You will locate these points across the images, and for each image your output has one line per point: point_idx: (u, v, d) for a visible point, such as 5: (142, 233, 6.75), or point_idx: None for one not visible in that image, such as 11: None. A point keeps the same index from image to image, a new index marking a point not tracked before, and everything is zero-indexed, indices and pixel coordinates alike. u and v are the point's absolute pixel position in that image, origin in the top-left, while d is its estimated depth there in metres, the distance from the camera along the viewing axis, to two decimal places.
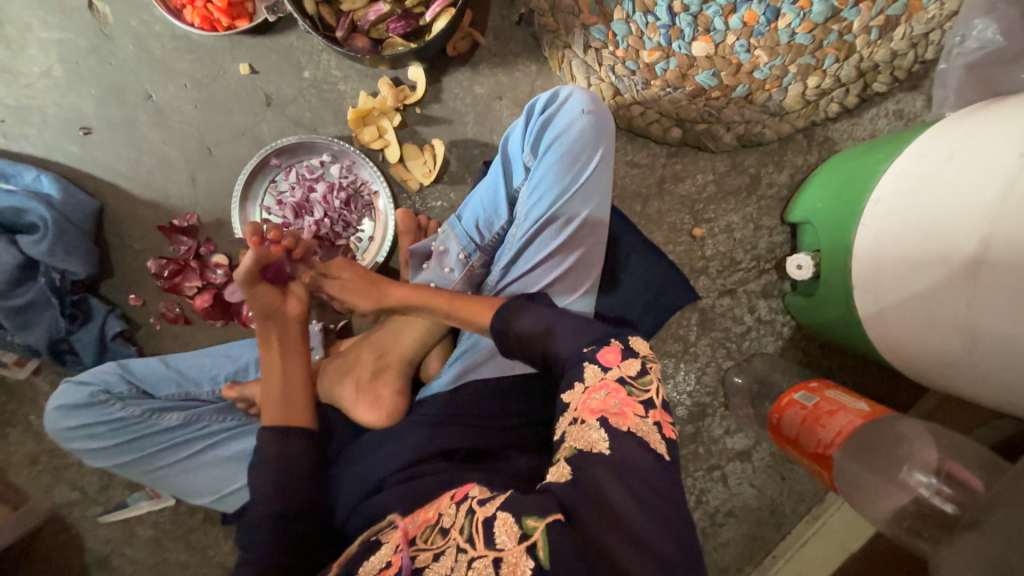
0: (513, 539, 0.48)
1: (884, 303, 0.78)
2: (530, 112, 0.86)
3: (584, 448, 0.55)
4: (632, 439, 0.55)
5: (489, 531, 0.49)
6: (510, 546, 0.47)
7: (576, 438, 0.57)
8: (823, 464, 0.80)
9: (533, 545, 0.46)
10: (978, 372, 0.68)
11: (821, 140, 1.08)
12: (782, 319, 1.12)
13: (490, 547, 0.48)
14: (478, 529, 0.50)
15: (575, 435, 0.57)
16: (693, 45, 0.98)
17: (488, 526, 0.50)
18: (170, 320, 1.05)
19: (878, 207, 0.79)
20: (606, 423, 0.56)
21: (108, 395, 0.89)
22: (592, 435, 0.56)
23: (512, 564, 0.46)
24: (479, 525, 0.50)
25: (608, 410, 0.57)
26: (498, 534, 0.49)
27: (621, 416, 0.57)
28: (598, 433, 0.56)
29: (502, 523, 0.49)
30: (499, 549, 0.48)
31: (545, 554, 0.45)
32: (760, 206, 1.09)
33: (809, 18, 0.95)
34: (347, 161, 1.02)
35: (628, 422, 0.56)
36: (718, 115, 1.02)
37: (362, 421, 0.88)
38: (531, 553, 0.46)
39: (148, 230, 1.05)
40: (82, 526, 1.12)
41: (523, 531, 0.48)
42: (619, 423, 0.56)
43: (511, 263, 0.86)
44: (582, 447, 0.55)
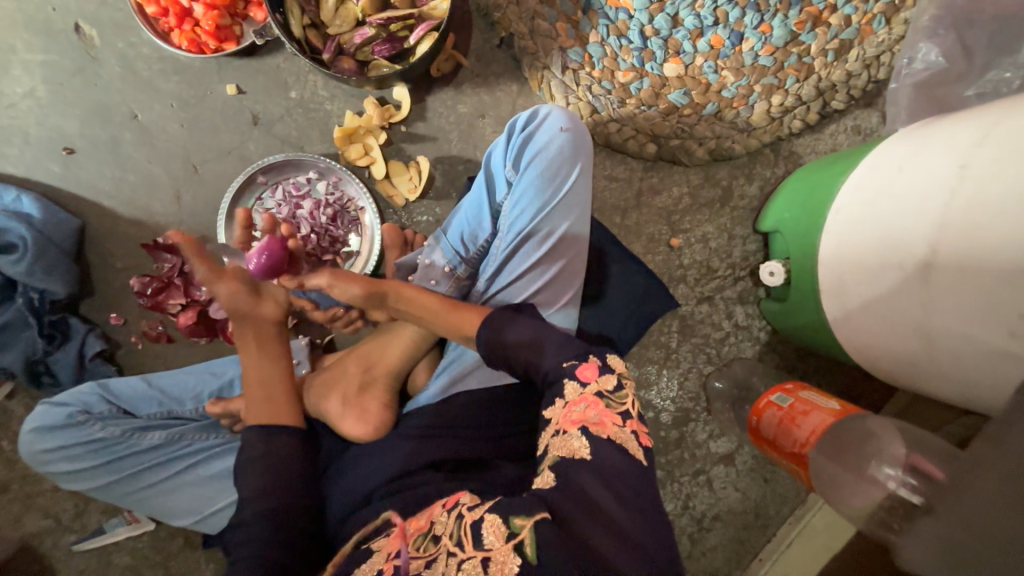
0: (500, 540, 0.49)
1: (848, 306, 0.82)
2: (511, 130, 0.89)
3: (568, 456, 0.57)
4: (612, 446, 0.57)
5: (477, 533, 0.51)
6: (498, 545, 0.48)
7: (559, 448, 0.58)
8: (800, 463, 0.83)
9: (521, 543, 0.47)
10: (938, 370, 0.72)
11: (787, 154, 1.14)
12: (758, 324, 1.17)
13: (479, 548, 0.49)
14: (467, 533, 0.52)
15: (558, 445, 0.59)
16: (665, 66, 1.04)
17: (477, 527, 0.51)
18: (152, 339, 1.04)
19: (840, 216, 0.83)
20: (586, 431, 0.58)
21: (87, 415, 0.87)
22: (574, 443, 0.58)
23: (500, 563, 0.47)
24: (468, 529, 0.52)
25: (588, 420, 0.59)
26: (486, 535, 0.50)
27: (600, 426, 0.59)
28: (580, 441, 0.57)
29: (491, 525, 0.50)
30: (487, 549, 0.49)
31: (532, 550, 0.47)
32: (733, 216, 1.15)
33: (770, 42, 1.03)
34: (333, 178, 1.04)
35: (607, 430, 0.58)
36: (690, 132, 1.08)
37: (349, 436, 0.88)
38: (518, 551, 0.47)
39: (131, 248, 1.05)
40: (55, 555, 1.08)
41: (510, 530, 0.49)
42: (599, 432, 0.58)
43: (495, 274, 0.89)
44: (566, 455, 0.57)
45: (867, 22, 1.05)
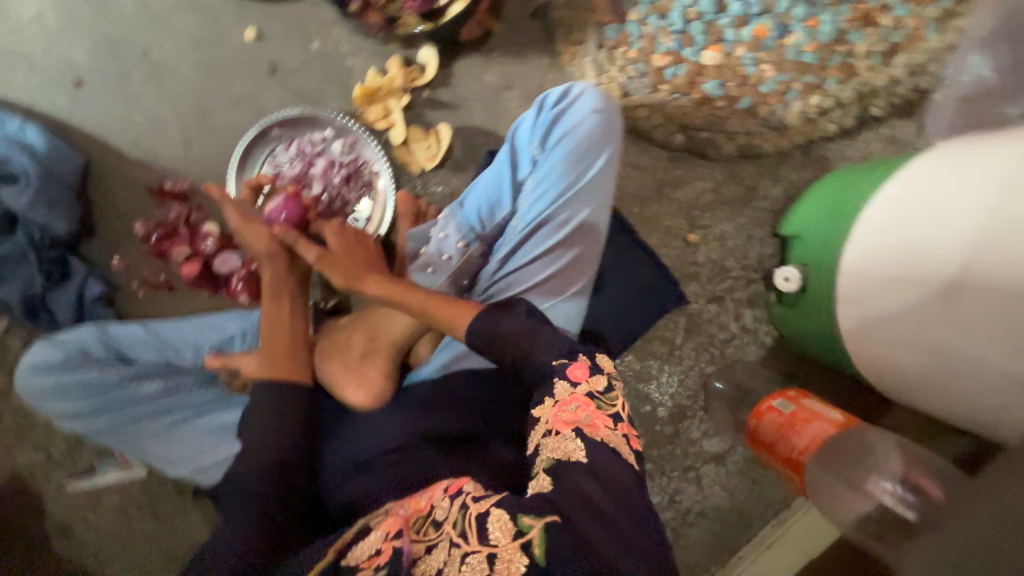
0: (507, 537, 0.50)
1: (864, 318, 0.81)
2: (541, 105, 0.86)
3: (563, 458, 0.57)
4: (606, 449, 0.58)
5: (483, 527, 0.52)
6: (504, 542, 0.50)
7: (554, 450, 0.59)
8: (794, 468, 0.83)
9: (528, 543, 0.49)
10: (935, 385, 0.75)
11: (817, 158, 1.10)
12: (765, 329, 1.16)
13: (484, 543, 0.51)
14: (471, 525, 0.53)
15: (552, 447, 0.59)
16: (704, 54, 1.00)
17: (483, 522, 0.52)
18: (153, 288, 1.02)
19: (869, 225, 0.81)
20: (581, 433, 0.59)
21: (86, 357, 0.86)
22: (569, 445, 0.59)
23: (506, 561, 0.49)
24: (473, 521, 0.53)
25: (581, 421, 0.61)
26: (492, 531, 0.51)
27: (593, 428, 0.60)
28: (576, 443, 0.58)
29: (497, 521, 0.52)
30: (493, 545, 0.50)
31: (540, 552, 0.48)
32: (754, 217, 1.12)
33: (816, 38, 0.99)
34: (350, 138, 1.00)
35: (600, 433, 0.60)
36: (722, 125, 1.04)
37: (348, 402, 0.88)
38: (526, 551, 0.49)
39: (136, 191, 1.02)
40: (44, 491, 1.08)
41: (519, 528, 0.50)
42: (592, 434, 0.60)
43: (509, 254, 0.87)
44: (561, 458, 0.57)
45: (919, 27, 1.00)
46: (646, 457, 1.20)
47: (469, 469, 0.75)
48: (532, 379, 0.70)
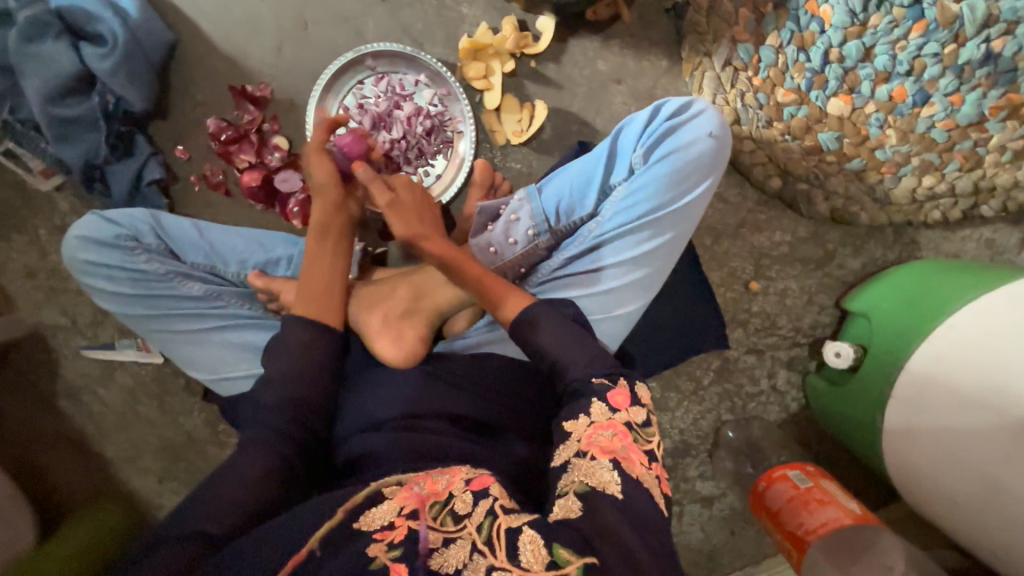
0: (540, 564, 0.46)
1: (915, 423, 0.79)
2: (654, 113, 0.81)
3: (596, 487, 0.55)
4: (639, 487, 0.56)
5: (513, 545, 0.48)
6: (536, 568, 0.46)
7: (586, 475, 0.56)
8: (797, 546, 0.81)
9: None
10: (976, 515, 0.74)
11: (906, 241, 1.05)
12: (794, 394, 1.13)
13: (514, 563, 0.47)
14: (499, 537, 0.49)
15: (584, 471, 0.57)
16: (830, 101, 0.92)
17: (514, 541, 0.49)
18: (211, 186, 1.00)
19: (952, 333, 0.79)
20: (617, 465, 0.57)
21: (136, 243, 0.85)
22: (603, 475, 0.56)
23: None
24: (502, 534, 0.49)
25: (617, 452, 0.58)
26: (524, 552, 0.47)
27: (629, 462, 0.58)
28: (611, 474, 0.56)
29: (531, 543, 0.48)
30: (524, 568, 0.46)
31: None
32: (822, 282, 1.08)
33: (954, 117, 0.91)
34: (443, 90, 0.95)
35: (635, 469, 0.57)
36: (823, 181, 0.99)
37: (379, 355, 0.87)
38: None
39: (217, 85, 0.99)
40: (62, 352, 1.10)
41: (554, 559, 0.47)
42: (628, 468, 0.57)
43: (578, 257, 0.85)
44: (594, 486, 0.55)
45: None
46: None
47: (482, 459, 0.74)
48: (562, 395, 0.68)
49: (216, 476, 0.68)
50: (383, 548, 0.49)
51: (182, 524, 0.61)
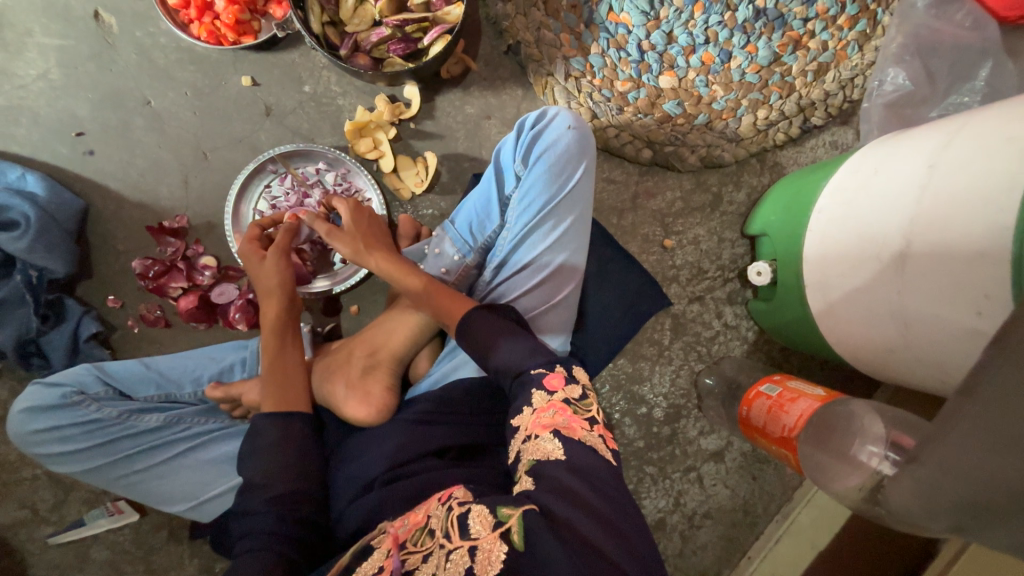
0: (488, 528, 0.51)
1: (831, 299, 0.87)
2: (521, 128, 0.94)
3: (542, 459, 0.60)
4: (584, 447, 0.61)
5: (464, 524, 0.53)
6: (485, 534, 0.51)
7: (534, 452, 0.62)
8: (788, 447, 0.85)
9: (506, 531, 0.50)
10: (913, 355, 0.77)
11: (772, 164, 1.21)
12: (746, 324, 1.22)
13: (465, 538, 0.51)
14: (455, 524, 0.54)
15: (532, 450, 0.62)
16: (660, 79, 1.13)
17: (464, 519, 0.53)
18: (149, 323, 1.03)
19: (822, 216, 0.90)
20: (558, 434, 0.62)
21: (83, 395, 0.85)
22: (547, 446, 0.61)
23: (487, 551, 0.49)
24: (456, 520, 0.54)
25: (558, 424, 0.64)
26: (473, 525, 0.52)
27: (570, 429, 0.63)
28: (552, 444, 0.61)
29: (478, 515, 0.53)
30: (473, 538, 0.51)
31: (518, 538, 0.50)
32: (723, 220, 1.21)
33: (756, 61, 1.12)
34: (342, 169, 1.07)
35: (577, 433, 0.63)
36: (684, 139, 1.15)
37: (351, 417, 0.89)
38: (505, 539, 0.50)
39: (135, 231, 1.06)
40: (27, 549, 1.03)
41: (498, 519, 0.52)
42: (570, 435, 0.62)
43: (502, 264, 0.93)
44: (541, 458, 0.60)
45: (842, 48, 1.14)
46: (648, 461, 1.22)
47: (475, 473, 0.77)
48: (511, 388, 0.75)
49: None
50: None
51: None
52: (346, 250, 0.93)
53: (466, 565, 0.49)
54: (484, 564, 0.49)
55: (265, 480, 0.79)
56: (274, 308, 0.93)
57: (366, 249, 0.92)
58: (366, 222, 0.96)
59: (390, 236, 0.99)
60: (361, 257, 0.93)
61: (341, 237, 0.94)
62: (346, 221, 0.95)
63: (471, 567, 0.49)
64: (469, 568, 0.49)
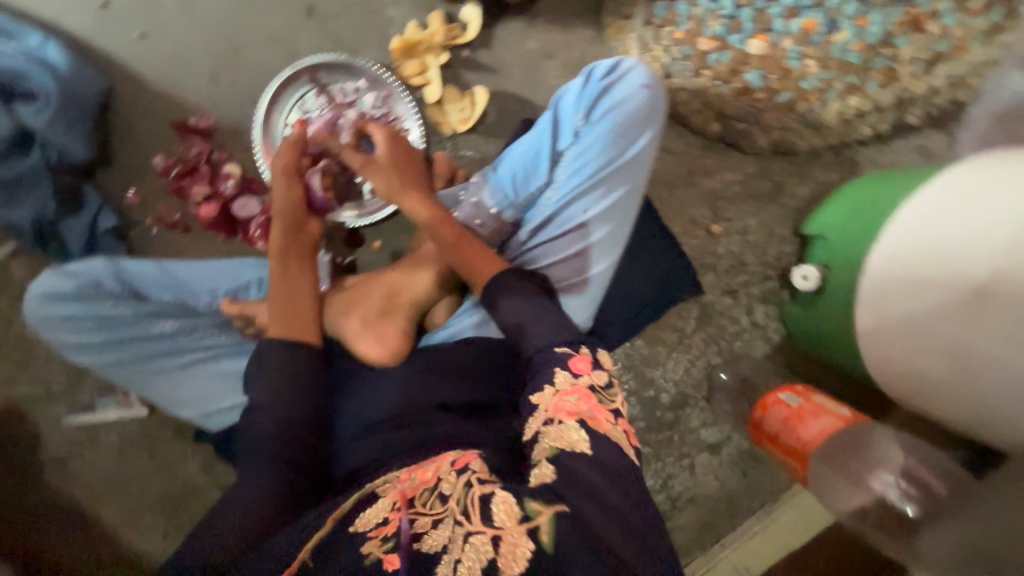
0: (512, 520, 0.50)
1: (883, 320, 0.83)
2: (588, 75, 0.84)
3: (565, 449, 0.58)
4: (608, 441, 0.59)
5: (486, 509, 0.52)
6: (509, 525, 0.50)
7: (556, 439, 0.59)
8: (797, 459, 0.85)
9: (535, 530, 0.48)
10: (953, 388, 0.78)
11: (846, 160, 1.11)
12: (774, 326, 1.17)
13: (488, 525, 0.50)
14: (476, 505, 0.53)
15: (554, 436, 0.60)
16: (750, 41, 0.97)
17: (487, 504, 0.52)
18: (168, 225, 1.00)
19: (897, 230, 0.83)
20: (584, 425, 0.60)
21: (98, 290, 0.84)
22: (572, 436, 0.59)
23: (512, 544, 0.48)
24: (478, 501, 0.53)
25: (583, 413, 0.61)
26: (497, 513, 0.51)
27: (595, 421, 0.61)
28: (578, 434, 0.59)
29: (502, 503, 0.51)
30: (497, 528, 0.50)
31: (547, 539, 0.48)
32: (777, 214, 1.12)
33: (865, 38, 0.97)
34: (383, 92, 0.98)
35: (602, 426, 0.61)
36: (758, 118, 1.03)
37: (363, 355, 0.87)
38: (532, 537, 0.48)
39: (159, 124, 0.99)
40: (42, 422, 1.07)
41: (525, 513, 0.50)
42: (594, 426, 0.60)
43: (541, 226, 0.88)
44: (564, 448, 0.58)
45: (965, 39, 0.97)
46: (645, 442, 1.22)
47: (479, 437, 0.78)
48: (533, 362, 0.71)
49: (215, 517, 0.70)
50: (377, 544, 0.53)
51: (195, 555, 0.64)
52: (379, 187, 0.87)
53: (488, 556, 0.48)
54: (508, 560, 0.48)
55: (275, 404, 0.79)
56: (283, 234, 0.89)
57: (398, 186, 0.85)
58: (403, 161, 0.89)
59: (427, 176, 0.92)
60: (393, 195, 0.86)
61: (375, 172, 0.86)
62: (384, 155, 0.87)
63: (493, 559, 0.48)
64: (492, 559, 0.48)
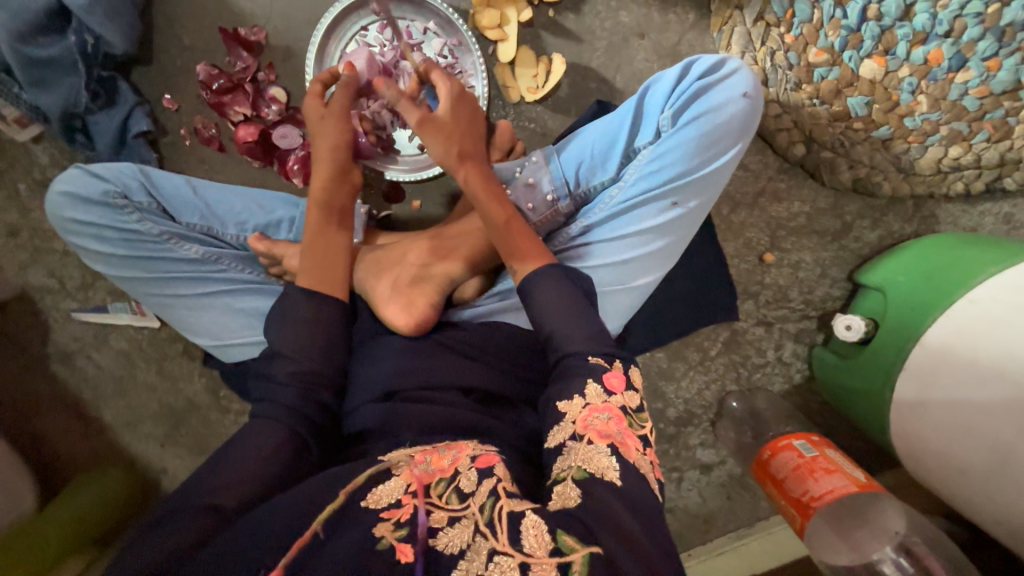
0: (543, 550, 0.47)
1: (927, 395, 0.82)
2: (685, 72, 0.77)
3: (594, 473, 0.56)
4: (636, 472, 0.58)
5: (515, 530, 0.49)
6: (539, 554, 0.47)
7: (585, 460, 0.58)
8: (800, 511, 0.83)
9: (566, 564, 0.46)
10: (984, 488, 0.77)
11: (925, 215, 1.03)
12: (799, 366, 1.13)
13: (517, 549, 0.48)
14: (503, 522, 0.50)
15: (582, 456, 0.58)
16: (863, 63, 0.89)
17: (516, 525, 0.50)
18: (203, 140, 0.94)
19: (971, 307, 0.81)
20: (615, 450, 0.59)
21: (127, 200, 0.81)
22: (602, 461, 0.58)
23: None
24: (505, 517, 0.51)
25: (614, 437, 0.60)
26: (527, 539, 0.48)
27: (625, 448, 0.60)
28: (609, 460, 0.58)
29: (533, 529, 0.49)
30: (526, 554, 0.47)
31: None
32: (837, 255, 1.06)
33: (988, 83, 0.88)
34: (453, 40, 0.89)
35: (631, 455, 0.59)
36: (848, 149, 0.95)
37: (388, 321, 0.84)
38: (562, 571, 0.46)
39: (207, 28, 0.91)
40: (52, 315, 1.06)
41: (557, 546, 0.48)
42: (624, 453, 0.59)
43: (596, 225, 0.82)
44: (593, 472, 0.56)
45: None
46: None
47: (494, 429, 0.75)
48: (560, 366, 0.69)
49: (217, 460, 0.67)
50: (389, 528, 0.50)
51: (195, 494, 0.61)
52: (435, 151, 0.79)
53: None
54: None
55: (290, 355, 0.76)
56: (329, 173, 0.83)
57: (456, 151, 0.78)
58: (463, 123, 0.81)
59: (485, 142, 0.84)
60: (450, 164, 0.79)
61: (434, 132, 0.78)
62: (443, 114, 0.79)
63: None
64: None
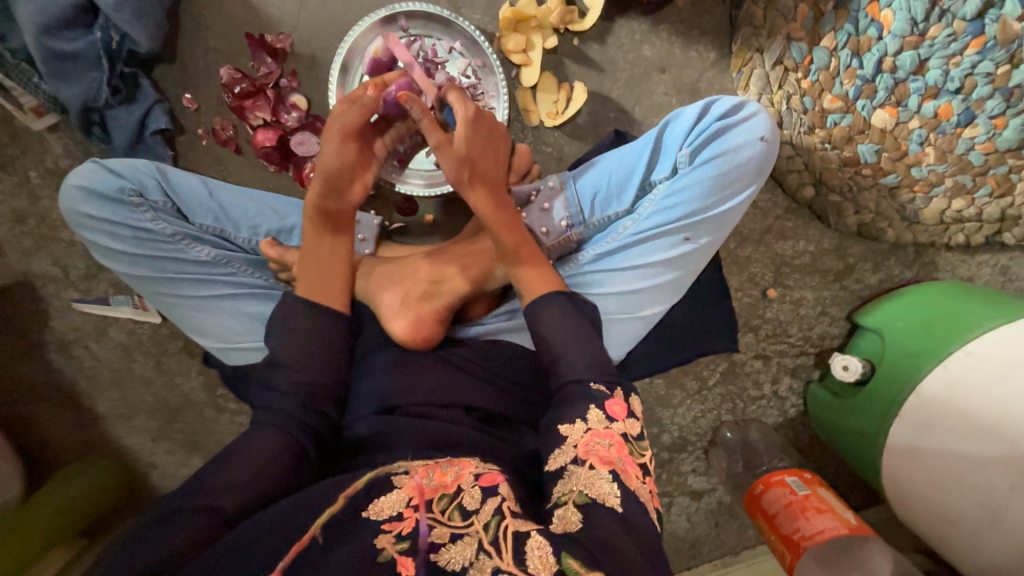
0: (546, 571, 0.47)
1: (920, 444, 0.84)
2: (704, 112, 0.79)
3: (596, 498, 0.57)
4: (637, 500, 0.58)
5: (520, 550, 0.49)
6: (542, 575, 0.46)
7: (586, 485, 0.58)
8: (790, 549, 0.85)
9: None
10: (972, 539, 0.80)
11: (925, 261, 1.07)
12: (793, 401, 1.15)
13: (520, 568, 0.47)
14: (507, 543, 0.49)
15: (584, 480, 0.59)
16: (875, 112, 0.89)
17: (520, 547, 0.49)
18: (220, 141, 0.94)
19: (968, 361, 0.82)
20: (617, 478, 0.59)
21: (142, 199, 0.81)
22: (604, 487, 0.58)
23: None
24: (510, 538, 0.50)
25: (616, 464, 0.60)
26: (531, 558, 0.48)
27: (626, 475, 0.60)
28: (610, 486, 0.58)
29: (537, 551, 0.48)
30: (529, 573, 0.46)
31: None
32: (837, 295, 1.09)
33: (994, 141, 0.86)
34: (477, 61, 0.90)
35: (632, 483, 0.60)
36: (855, 194, 0.98)
37: (392, 334, 0.84)
38: None
39: (234, 32, 0.92)
40: (52, 304, 1.05)
41: (560, 567, 0.47)
42: (626, 481, 0.59)
43: (606, 254, 0.83)
44: (594, 497, 0.57)
45: None
46: None
47: (495, 449, 0.74)
48: (562, 390, 0.69)
49: (218, 462, 0.66)
50: (391, 539, 0.49)
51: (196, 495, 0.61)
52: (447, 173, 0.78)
53: None
54: None
55: (294, 362, 0.77)
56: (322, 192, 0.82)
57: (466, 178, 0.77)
58: (482, 147, 0.79)
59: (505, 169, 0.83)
60: (461, 187, 0.78)
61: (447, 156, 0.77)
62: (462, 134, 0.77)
63: None
64: None
